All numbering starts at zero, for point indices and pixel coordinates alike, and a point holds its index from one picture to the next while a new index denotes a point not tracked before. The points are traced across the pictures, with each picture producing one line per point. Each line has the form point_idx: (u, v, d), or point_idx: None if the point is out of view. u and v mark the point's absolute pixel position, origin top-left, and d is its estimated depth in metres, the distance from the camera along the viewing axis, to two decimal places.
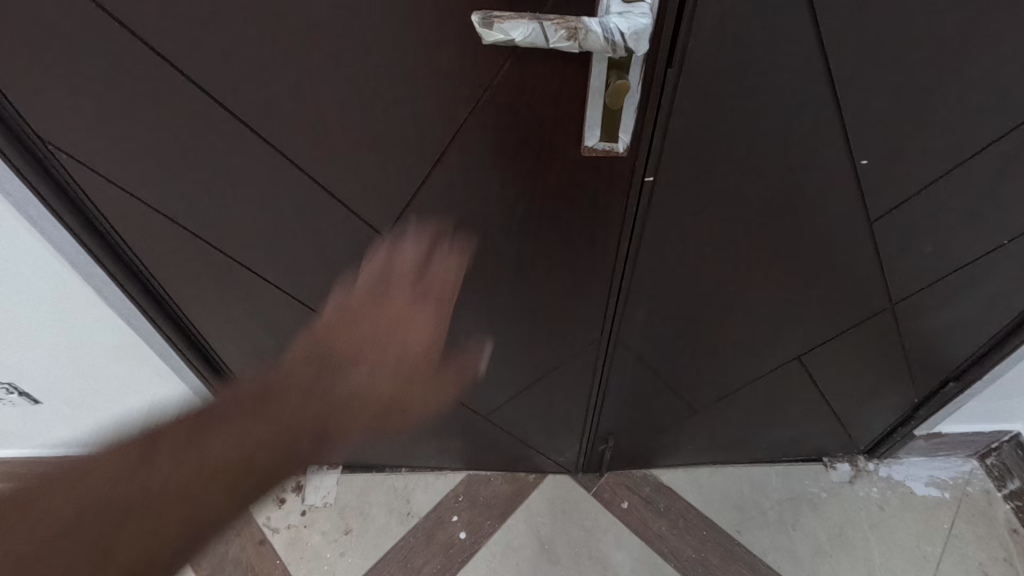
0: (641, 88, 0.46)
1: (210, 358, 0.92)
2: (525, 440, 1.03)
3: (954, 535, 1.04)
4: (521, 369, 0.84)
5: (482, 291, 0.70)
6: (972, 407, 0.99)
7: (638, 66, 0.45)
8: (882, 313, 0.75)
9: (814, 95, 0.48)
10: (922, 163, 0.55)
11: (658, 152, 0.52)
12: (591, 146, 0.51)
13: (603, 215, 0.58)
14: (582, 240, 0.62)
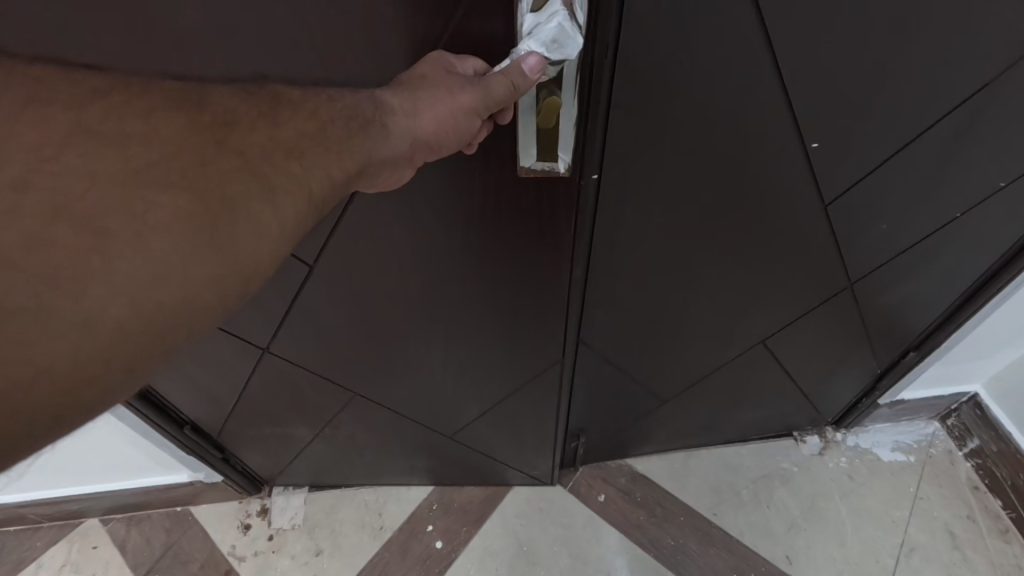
0: (580, 93, 0.42)
1: (169, 410, 0.83)
2: (493, 455, 0.99)
3: (920, 497, 1.07)
4: (482, 385, 0.80)
5: (432, 308, 0.66)
6: (932, 372, 1.00)
7: (571, 73, 0.41)
8: (842, 292, 0.74)
9: (759, 80, 0.45)
10: (872, 144, 0.53)
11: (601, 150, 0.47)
12: (529, 166, 0.46)
13: (548, 222, 0.52)
14: (528, 258, 0.56)
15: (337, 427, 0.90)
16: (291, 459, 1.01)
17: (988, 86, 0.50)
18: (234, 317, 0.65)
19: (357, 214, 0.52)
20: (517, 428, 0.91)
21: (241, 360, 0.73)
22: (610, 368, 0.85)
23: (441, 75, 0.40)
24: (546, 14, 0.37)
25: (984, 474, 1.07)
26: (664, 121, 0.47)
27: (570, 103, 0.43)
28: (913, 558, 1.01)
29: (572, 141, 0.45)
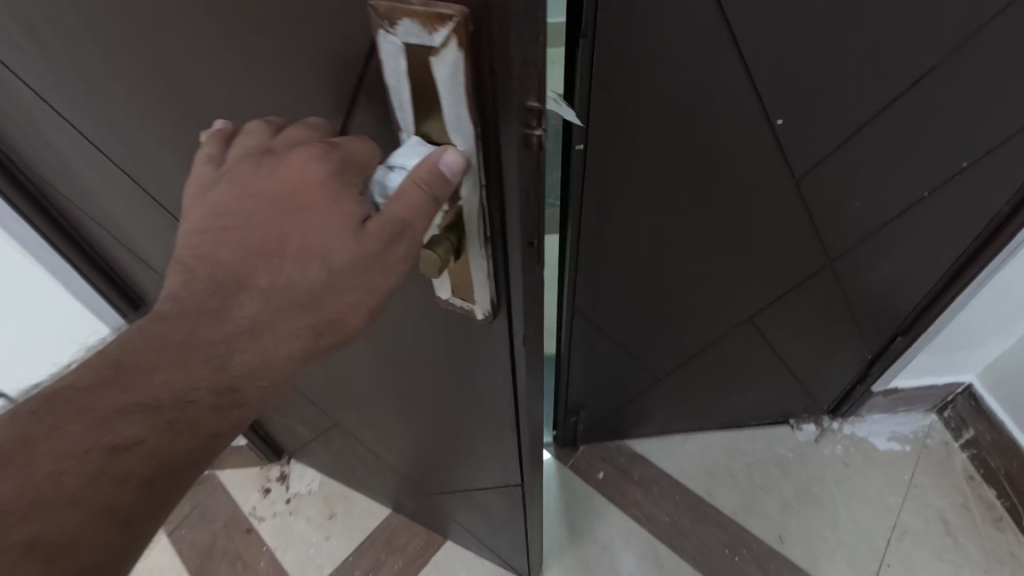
0: (488, 243, 0.33)
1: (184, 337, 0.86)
2: (469, 530, 0.96)
3: (914, 486, 1.09)
4: (445, 465, 0.75)
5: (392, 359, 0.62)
6: (923, 360, 1.03)
7: (476, 225, 0.32)
8: (823, 270, 0.79)
9: (721, 56, 0.51)
10: (831, 124, 0.59)
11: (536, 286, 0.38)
12: (445, 297, 0.39)
13: (481, 351, 0.44)
14: (462, 360, 0.47)
15: (330, 439, 0.96)
16: (299, 442, 1.06)
17: (936, 70, 0.55)
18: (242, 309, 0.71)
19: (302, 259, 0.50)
20: (487, 511, 0.82)
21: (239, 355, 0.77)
22: (606, 342, 0.90)
23: (348, 206, 0.29)
24: (413, 153, 0.29)
25: (979, 464, 1.09)
26: (641, 94, 0.54)
27: (477, 256, 0.34)
28: (904, 540, 1.03)
29: (489, 294, 0.37)
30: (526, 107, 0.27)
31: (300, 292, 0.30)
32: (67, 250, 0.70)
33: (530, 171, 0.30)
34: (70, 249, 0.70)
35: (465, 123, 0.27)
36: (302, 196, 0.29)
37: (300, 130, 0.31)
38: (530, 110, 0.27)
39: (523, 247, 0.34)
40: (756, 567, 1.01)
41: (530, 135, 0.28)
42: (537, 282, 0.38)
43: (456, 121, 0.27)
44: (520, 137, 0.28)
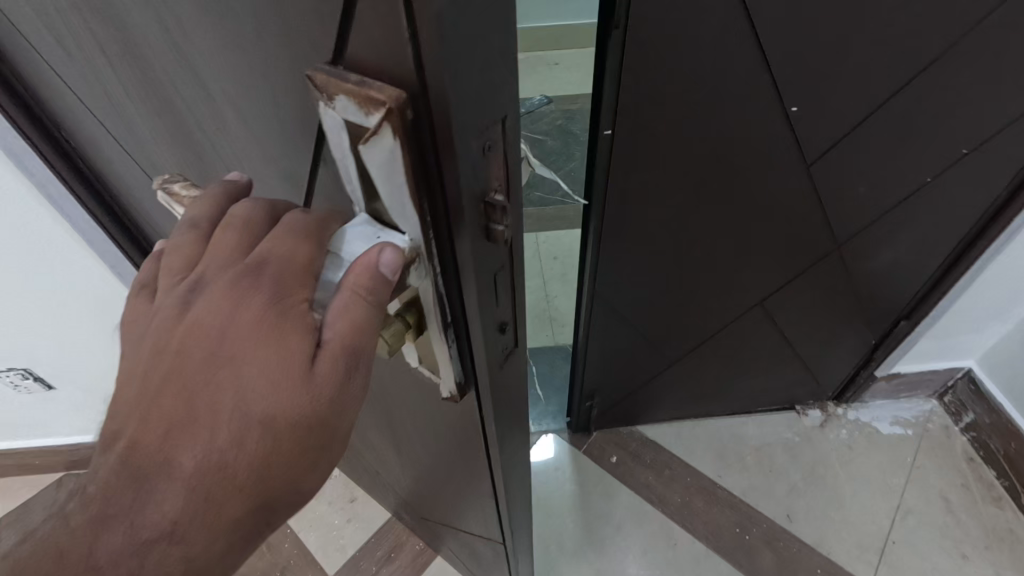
0: (448, 323, 0.35)
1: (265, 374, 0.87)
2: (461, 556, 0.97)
3: (917, 467, 1.13)
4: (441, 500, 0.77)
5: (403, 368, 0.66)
6: (924, 345, 1.07)
7: (435, 308, 0.34)
8: (831, 255, 0.83)
9: (742, 46, 0.55)
10: (841, 112, 0.63)
11: (495, 363, 0.39)
12: (414, 362, 0.41)
13: (457, 415, 0.46)
14: (449, 420, 0.49)
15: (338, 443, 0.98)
16: None
17: (939, 59, 0.59)
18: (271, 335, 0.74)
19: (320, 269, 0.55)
20: (472, 546, 0.85)
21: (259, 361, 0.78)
22: (622, 326, 0.94)
23: (295, 337, 0.31)
24: (360, 234, 0.31)
25: (979, 446, 1.14)
26: (666, 83, 0.57)
27: (435, 332, 0.35)
28: (908, 520, 1.06)
29: (453, 370, 0.38)
30: (485, 200, 0.28)
31: (240, 426, 0.31)
32: (116, 234, 0.72)
33: (488, 260, 0.31)
34: (119, 234, 0.72)
35: (409, 211, 0.28)
36: (239, 330, 0.31)
37: (228, 240, 0.33)
38: (491, 204, 0.29)
39: (476, 327, 0.34)
40: (766, 546, 1.04)
41: (489, 228, 0.30)
42: (496, 360, 0.38)
43: (402, 209, 0.28)
44: (476, 229, 0.29)
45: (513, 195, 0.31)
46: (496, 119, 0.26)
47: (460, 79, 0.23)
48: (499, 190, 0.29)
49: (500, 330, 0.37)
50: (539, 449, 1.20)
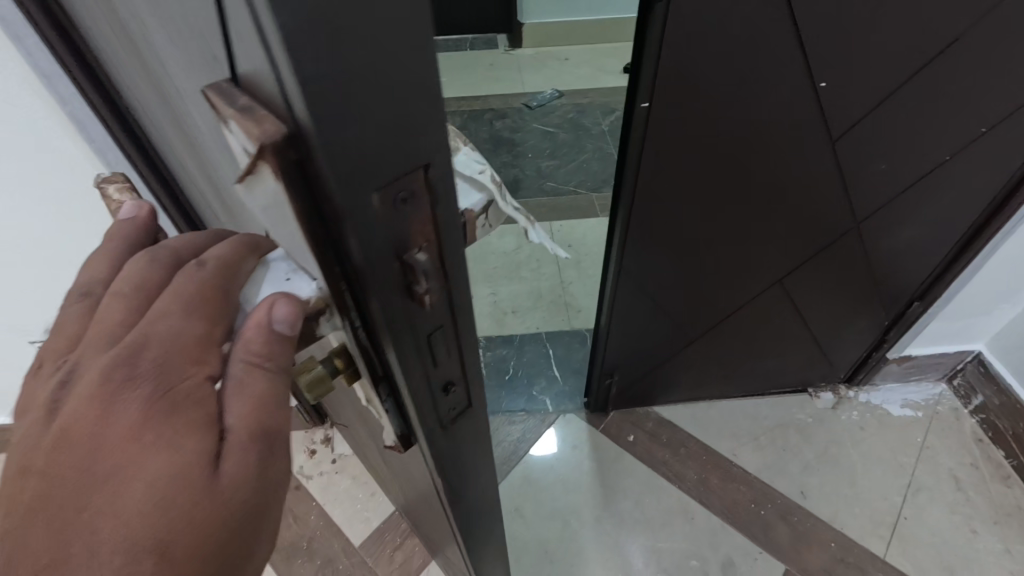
0: (378, 370, 0.32)
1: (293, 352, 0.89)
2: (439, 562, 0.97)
3: (927, 447, 1.16)
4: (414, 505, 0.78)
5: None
6: (936, 328, 1.10)
7: (362, 354, 0.31)
8: (850, 233, 0.86)
9: (778, 21, 0.57)
10: (866, 88, 0.66)
11: (430, 419, 0.35)
12: (360, 389, 0.39)
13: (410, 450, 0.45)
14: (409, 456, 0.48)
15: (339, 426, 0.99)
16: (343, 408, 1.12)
17: (961, 38, 0.62)
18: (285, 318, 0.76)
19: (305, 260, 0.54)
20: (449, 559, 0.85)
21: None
22: (645, 303, 0.96)
23: (193, 438, 0.27)
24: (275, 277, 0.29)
25: (988, 427, 1.17)
26: (702, 57, 0.60)
27: (365, 373, 0.33)
28: (919, 496, 1.09)
29: (390, 408, 0.37)
30: (404, 259, 0.24)
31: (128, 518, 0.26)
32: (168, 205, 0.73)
33: (409, 323, 0.27)
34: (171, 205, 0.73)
35: (309, 260, 0.24)
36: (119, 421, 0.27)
37: (114, 310, 0.30)
38: (412, 263, 0.25)
39: (404, 384, 0.31)
40: (781, 520, 1.07)
41: (410, 290, 0.26)
42: (430, 415, 0.35)
43: (305, 257, 0.25)
44: (391, 291, 0.25)
45: (449, 254, 0.26)
46: (414, 165, 0.21)
47: (356, 130, 0.19)
48: (423, 248, 0.25)
49: (435, 388, 0.34)
50: (540, 445, 1.21)
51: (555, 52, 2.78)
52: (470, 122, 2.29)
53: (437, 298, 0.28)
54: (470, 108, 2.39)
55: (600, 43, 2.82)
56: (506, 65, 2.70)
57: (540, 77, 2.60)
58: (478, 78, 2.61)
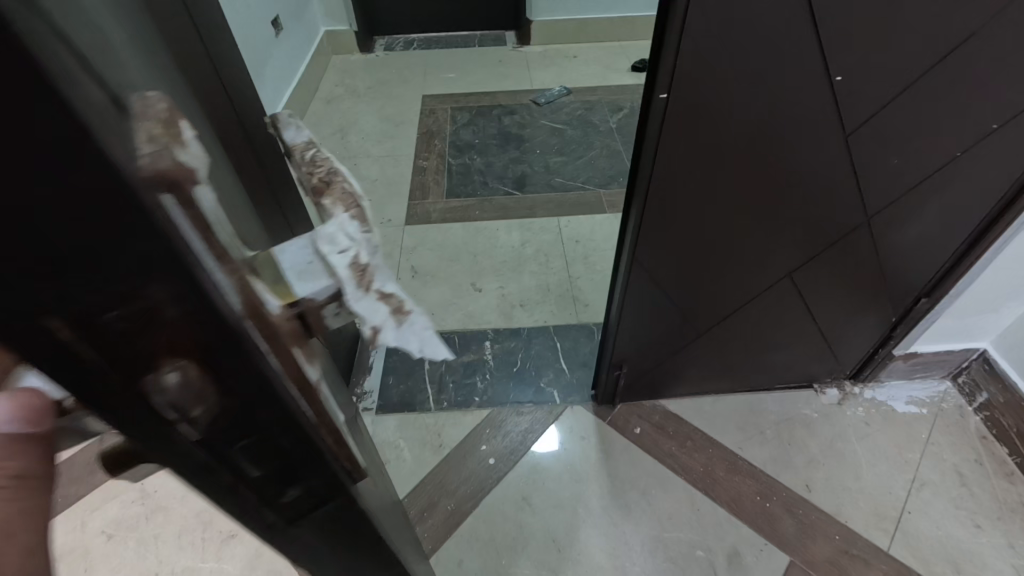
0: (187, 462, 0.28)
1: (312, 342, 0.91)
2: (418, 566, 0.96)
3: (932, 444, 1.17)
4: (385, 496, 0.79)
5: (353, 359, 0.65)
6: (942, 325, 1.12)
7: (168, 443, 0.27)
8: (860, 227, 0.87)
9: (797, 14, 0.58)
10: (881, 83, 0.67)
11: (267, 516, 0.31)
12: None
13: None
14: None
15: None
16: None
17: (976, 34, 0.63)
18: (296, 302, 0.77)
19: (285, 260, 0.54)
20: None
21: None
22: (655, 295, 0.98)
23: None
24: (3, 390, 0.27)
25: (991, 425, 1.18)
26: (721, 48, 0.61)
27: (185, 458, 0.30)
28: (923, 491, 1.10)
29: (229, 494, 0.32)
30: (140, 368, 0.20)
31: None
32: None
33: (174, 431, 0.23)
34: None
35: None
36: None
37: None
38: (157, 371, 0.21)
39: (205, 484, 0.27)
40: (786, 512, 1.08)
41: (157, 413, 0.22)
42: (259, 514, 0.31)
43: None
44: (131, 407, 0.21)
45: (218, 368, 0.22)
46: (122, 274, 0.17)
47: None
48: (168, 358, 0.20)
49: (259, 488, 0.29)
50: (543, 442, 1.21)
51: (564, 50, 2.79)
52: (478, 117, 2.31)
53: (211, 412, 0.23)
54: (479, 103, 2.40)
55: (609, 41, 2.83)
56: (514, 61, 2.71)
57: (548, 74, 2.61)
58: (487, 73, 2.62)
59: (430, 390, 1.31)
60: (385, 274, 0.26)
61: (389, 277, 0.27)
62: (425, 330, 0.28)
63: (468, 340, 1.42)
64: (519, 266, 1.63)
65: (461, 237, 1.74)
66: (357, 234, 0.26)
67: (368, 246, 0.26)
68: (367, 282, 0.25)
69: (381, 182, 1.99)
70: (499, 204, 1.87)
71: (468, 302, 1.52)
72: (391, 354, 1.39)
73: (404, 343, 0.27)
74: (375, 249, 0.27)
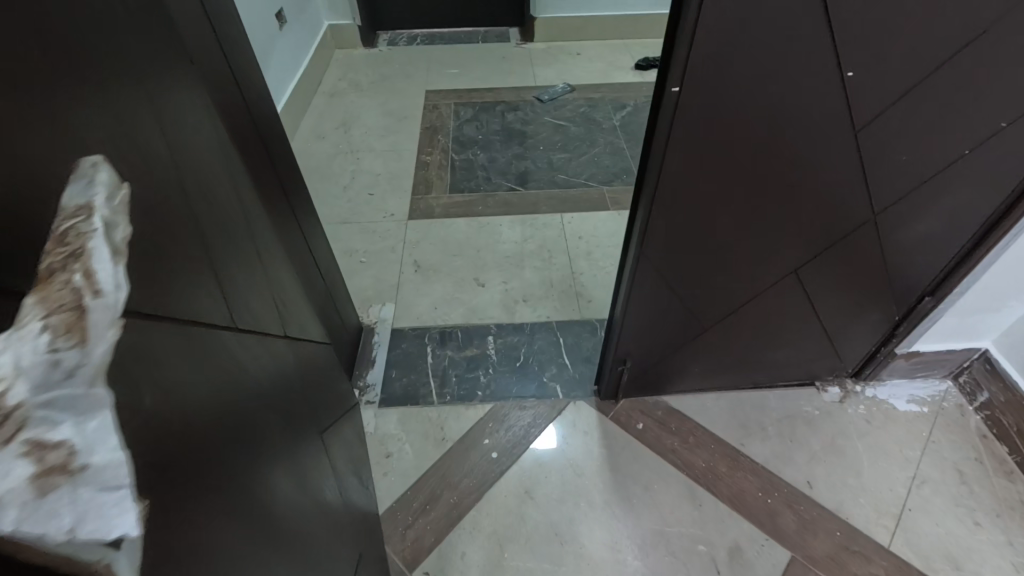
0: None
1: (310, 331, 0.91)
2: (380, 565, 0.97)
3: (932, 441, 1.18)
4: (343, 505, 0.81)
5: (280, 367, 0.62)
6: (944, 324, 1.12)
7: None
8: (866, 224, 0.88)
9: (809, 10, 0.59)
10: (890, 80, 0.68)
11: None
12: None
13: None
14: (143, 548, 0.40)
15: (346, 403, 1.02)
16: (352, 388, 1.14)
17: (988, 31, 0.64)
18: (285, 297, 0.77)
19: (226, 263, 0.51)
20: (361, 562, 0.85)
21: (290, 289, 0.81)
22: (661, 290, 0.98)
23: None
24: None
25: (992, 424, 1.18)
26: (734, 41, 0.61)
27: None
28: (924, 489, 1.11)
29: None
30: None
31: None
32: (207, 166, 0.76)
33: None
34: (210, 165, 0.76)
35: None
36: None
37: None
38: None
39: None
40: (787, 508, 1.09)
41: None
42: None
43: None
44: None
45: None
46: None
47: None
48: None
49: None
50: (543, 438, 1.21)
51: (567, 47, 2.79)
52: (482, 113, 2.30)
53: None
54: (482, 99, 2.40)
55: (613, 40, 2.84)
56: (518, 58, 2.71)
57: (552, 71, 2.60)
58: (490, 69, 2.61)
59: (432, 383, 1.31)
60: (63, 412, 0.23)
61: (81, 419, 0.24)
62: (95, 491, 0.24)
63: (471, 335, 1.42)
64: (522, 262, 1.63)
65: (464, 232, 1.74)
66: (43, 354, 0.23)
67: (41, 379, 0.23)
68: (9, 432, 0.21)
69: (384, 177, 1.98)
70: (502, 200, 1.87)
71: (470, 297, 1.52)
72: (393, 348, 1.39)
73: (33, 523, 0.21)
74: (49, 387, 0.23)
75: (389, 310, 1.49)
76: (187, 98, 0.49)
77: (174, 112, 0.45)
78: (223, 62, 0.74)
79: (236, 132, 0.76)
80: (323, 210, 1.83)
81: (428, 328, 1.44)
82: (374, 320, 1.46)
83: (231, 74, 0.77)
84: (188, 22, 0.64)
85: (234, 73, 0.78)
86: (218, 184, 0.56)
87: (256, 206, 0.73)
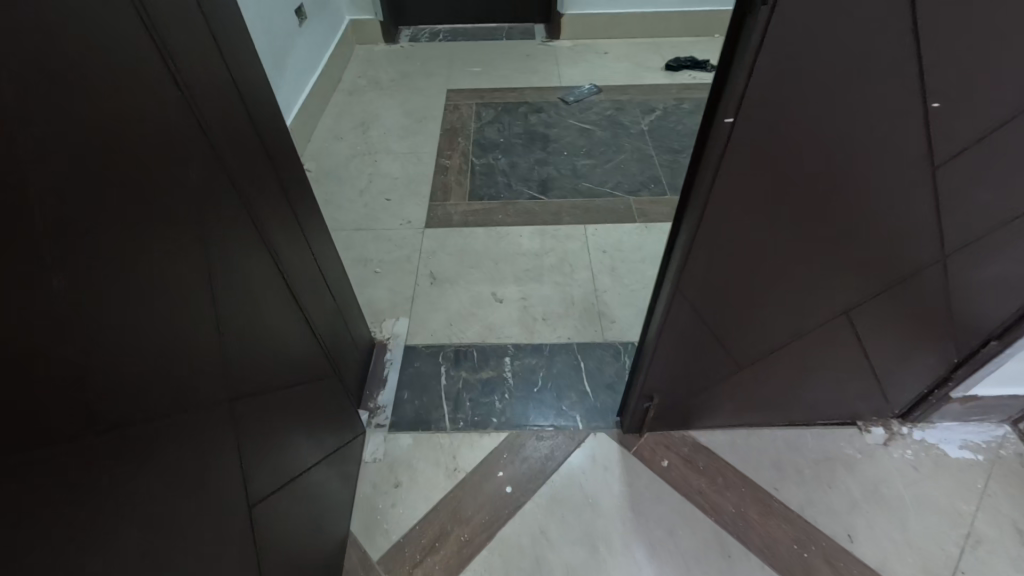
0: None
1: (299, 369, 0.85)
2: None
3: (988, 494, 1.07)
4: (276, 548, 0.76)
5: (182, 444, 0.53)
6: (1009, 369, 1.02)
7: None
8: (934, 266, 0.78)
9: (895, 34, 0.50)
10: (982, 114, 0.58)
11: None
12: None
13: None
14: None
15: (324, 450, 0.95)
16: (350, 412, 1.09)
17: None
18: (258, 343, 0.71)
19: (102, 353, 0.43)
20: None
21: (267, 323, 0.74)
22: (697, 327, 0.90)
23: None
24: None
25: None
26: (802, 67, 0.53)
27: None
28: (979, 549, 1.01)
29: None
30: None
31: None
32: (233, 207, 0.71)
33: None
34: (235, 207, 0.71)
35: None
36: None
37: None
38: None
39: None
40: (826, 564, 1.00)
41: None
42: None
43: None
44: None
45: None
46: None
47: None
48: None
49: None
50: (561, 472, 1.14)
51: (595, 45, 2.68)
52: (504, 115, 2.22)
53: None
54: (506, 100, 2.32)
55: (642, 39, 2.72)
56: (543, 56, 2.61)
57: (578, 70, 2.50)
58: (515, 68, 2.52)
59: (446, 407, 1.25)
60: None
61: None
62: None
63: (487, 354, 1.36)
64: (542, 276, 1.55)
65: (483, 242, 1.67)
66: None
67: None
68: None
69: (401, 181, 1.92)
70: (523, 208, 1.79)
71: (487, 314, 1.45)
72: (406, 366, 1.34)
73: None
74: None
75: (404, 324, 1.43)
76: (79, 151, 0.42)
77: (35, 186, 0.38)
78: (225, 75, 0.68)
79: (240, 152, 0.70)
80: (339, 215, 1.78)
81: (442, 345, 1.38)
82: (387, 335, 1.41)
83: (237, 90, 0.71)
84: (181, 38, 0.57)
85: (239, 88, 0.71)
86: (148, 239, 0.49)
87: (235, 240, 0.67)
